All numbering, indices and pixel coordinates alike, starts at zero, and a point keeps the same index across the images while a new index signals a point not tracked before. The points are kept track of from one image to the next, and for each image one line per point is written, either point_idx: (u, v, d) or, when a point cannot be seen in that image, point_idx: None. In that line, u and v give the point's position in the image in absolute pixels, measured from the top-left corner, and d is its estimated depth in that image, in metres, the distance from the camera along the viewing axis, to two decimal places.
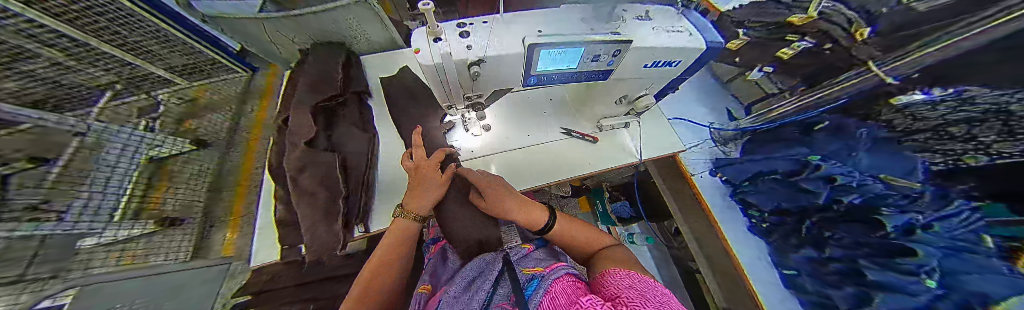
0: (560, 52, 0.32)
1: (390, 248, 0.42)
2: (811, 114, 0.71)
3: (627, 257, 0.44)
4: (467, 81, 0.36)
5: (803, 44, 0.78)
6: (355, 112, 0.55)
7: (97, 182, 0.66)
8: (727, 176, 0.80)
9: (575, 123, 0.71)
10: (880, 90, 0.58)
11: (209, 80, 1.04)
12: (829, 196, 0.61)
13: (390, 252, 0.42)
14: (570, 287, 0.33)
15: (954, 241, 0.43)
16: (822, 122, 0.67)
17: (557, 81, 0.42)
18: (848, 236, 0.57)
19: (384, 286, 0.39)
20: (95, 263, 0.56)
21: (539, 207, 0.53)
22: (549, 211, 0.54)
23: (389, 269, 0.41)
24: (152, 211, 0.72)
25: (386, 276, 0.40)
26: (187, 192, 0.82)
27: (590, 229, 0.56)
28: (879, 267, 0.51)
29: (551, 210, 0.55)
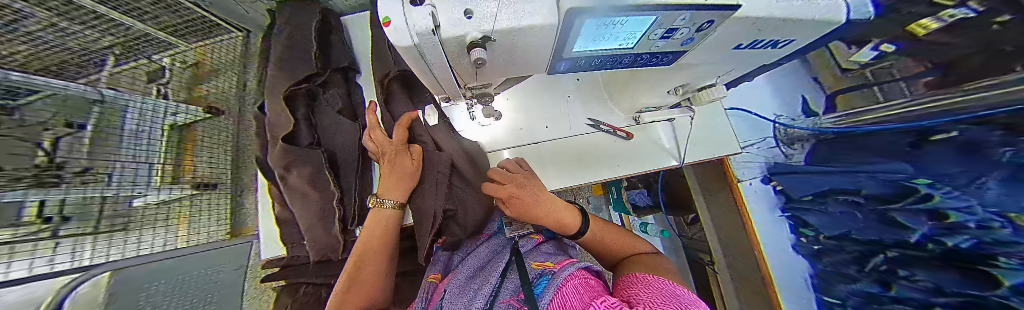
0: (619, 26, 0.19)
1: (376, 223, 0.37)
2: (924, 123, 0.47)
3: (663, 266, 0.34)
4: (468, 67, 0.24)
5: (959, 12, 0.42)
6: (342, 93, 0.45)
7: (129, 154, 0.57)
8: (783, 186, 0.74)
9: (608, 113, 0.59)
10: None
11: (210, 42, 0.74)
12: (927, 233, 0.47)
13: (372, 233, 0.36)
14: (583, 286, 0.28)
15: None
16: (947, 131, 0.44)
17: (598, 63, 0.29)
18: (931, 279, 0.46)
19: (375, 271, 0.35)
20: (144, 228, 0.55)
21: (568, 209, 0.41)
22: (582, 217, 0.42)
23: (379, 251, 0.36)
24: (189, 176, 0.65)
25: (377, 257, 0.35)
26: (214, 155, 0.72)
27: (621, 233, 0.45)
28: None
29: (583, 213, 0.42)
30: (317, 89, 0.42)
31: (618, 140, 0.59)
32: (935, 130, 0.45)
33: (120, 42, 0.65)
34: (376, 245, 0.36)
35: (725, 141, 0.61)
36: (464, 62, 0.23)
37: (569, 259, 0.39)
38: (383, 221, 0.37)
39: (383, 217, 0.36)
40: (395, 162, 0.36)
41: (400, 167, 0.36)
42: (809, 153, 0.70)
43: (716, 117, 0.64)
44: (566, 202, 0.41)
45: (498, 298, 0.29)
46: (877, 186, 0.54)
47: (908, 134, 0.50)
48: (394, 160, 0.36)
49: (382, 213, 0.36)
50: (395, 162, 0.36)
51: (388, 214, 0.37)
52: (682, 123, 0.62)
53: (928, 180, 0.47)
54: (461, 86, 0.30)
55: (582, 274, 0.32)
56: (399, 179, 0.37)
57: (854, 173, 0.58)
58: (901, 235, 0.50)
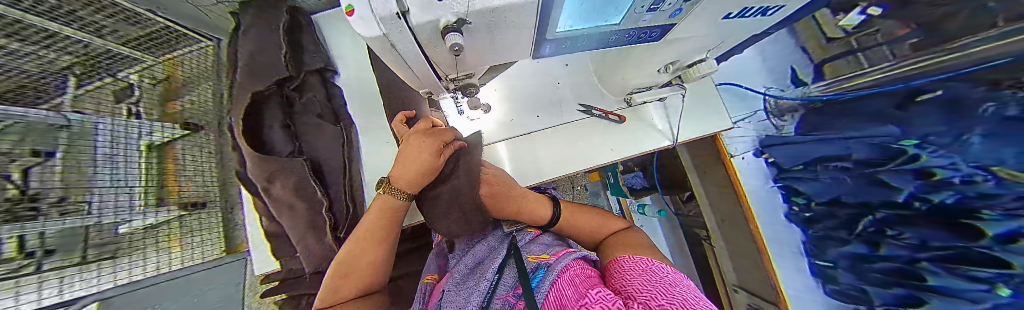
0: (602, 1, 0.17)
1: (380, 217, 0.33)
2: (914, 83, 0.47)
3: (642, 242, 0.39)
4: (449, 58, 0.23)
5: None
6: (322, 98, 0.45)
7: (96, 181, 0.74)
8: (775, 158, 0.75)
9: (599, 97, 0.58)
10: (1009, 52, 0.33)
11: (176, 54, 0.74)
12: (913, 193, 0.48)
13: (375, 226, 0.32)
14: (579, 275, 0.29)
15: None
16: (933, 91, 0.44)
17: (586, 42, 0.28)
18: (916, 235, 0.49)
19: (367, 265, 0.32)
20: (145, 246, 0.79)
21: (540, 199, 0.46)
22: (552, 201, 0.47)
23: (375, 246, 0.32)
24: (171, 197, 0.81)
25: (371, 253, 0.32)
26: (196, 173, 0.86)
27: (603, 214, 0.50)
28: (963, 277, 0.44)
29: (553, 199, 0.48)
30: (292, 94, 0.40)
31: (610, 124, 0.58)
32: (923, 90, 0.46)
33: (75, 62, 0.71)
34: (372, 240, 0.32)
35: (717, 116, 0.62)
36: (439, 49, 0.21)
37: (567, 249, 0.40)
38: (384, 213, 0.33)
39: (390, 209, 0.33)
40: (416, 150, 0.31)
41: (419, 156, 0.31)
42: (800, 123, 0.70)
43: (707, 94, 0.63)
44: (537, 196, 0.46)
45: (495, 294, 0.29)
46: (866, 151, 0.55)
47: (899, 97, 0.50)
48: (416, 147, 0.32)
49: (388, 204, 0.32)
50: (413, 149, 0.31)
51: (394, 207, 0.33)
52: (674, 102, 0.61)
53: (915, 141, 0.47)
54: (442, 79, 0.28)
55: (578, 264, 0.33)
56: (411, 168, 0.31)
57: (844, 139, 0.59)
58: (889, 196, 0.52)
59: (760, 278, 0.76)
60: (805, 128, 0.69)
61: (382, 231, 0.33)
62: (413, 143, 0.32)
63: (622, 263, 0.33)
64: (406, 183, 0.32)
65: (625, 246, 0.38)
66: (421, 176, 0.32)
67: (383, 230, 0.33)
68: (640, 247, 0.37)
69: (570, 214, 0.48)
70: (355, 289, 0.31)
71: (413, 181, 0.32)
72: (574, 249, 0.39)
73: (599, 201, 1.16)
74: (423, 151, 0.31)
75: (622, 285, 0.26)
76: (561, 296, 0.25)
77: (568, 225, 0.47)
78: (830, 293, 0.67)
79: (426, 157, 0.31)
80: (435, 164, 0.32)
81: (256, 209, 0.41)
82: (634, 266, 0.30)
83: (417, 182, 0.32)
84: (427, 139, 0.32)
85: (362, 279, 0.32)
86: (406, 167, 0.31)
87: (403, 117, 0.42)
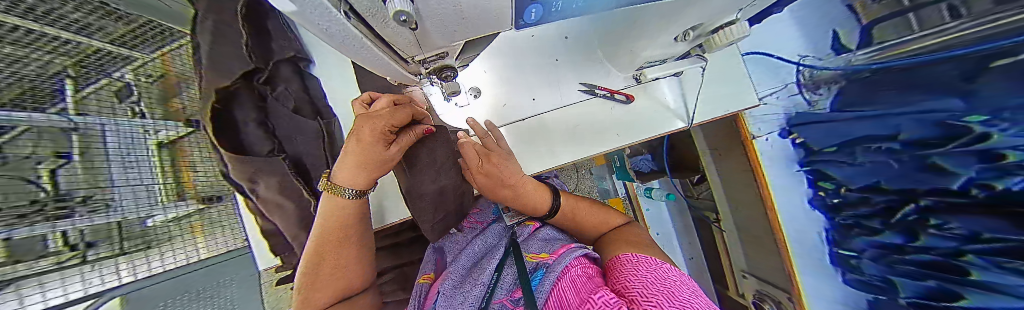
0: None
1: (333, 216, 0.31)
2: (988, 47, 0.38)
3: (646, 241, 0.39)
4: (400, 34, 0.17)
5: None
6: (299, 89, 0.40)
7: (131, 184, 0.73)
8: (805, 138, 0.67)
9: (603, 74, 0.52)
10: None
11: (168, 49, 0.75)
12: (973, 179, 0.40)
13: (331, 231, 0.31)
14: (583, 277, 0.28)
15: None
16: (1008, 56, 0.36)
17: (590, 5, 0.20)
18: (966, 226, 0.43)
19: (336, 275, 0.33)
20: (171, 241, 0.78)
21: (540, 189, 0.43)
22: (551, 192, 0.44)
23: (346, 245, 0.33)
24: None
25: (339, 260, 0.33)
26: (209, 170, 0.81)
27: (601, 208, 0.48)
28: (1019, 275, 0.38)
29: (554, 189, 0.45)
30: (263, 88, 0.37)
31: (618, 105, 0.53)
32: (1002, 53, 0.36)
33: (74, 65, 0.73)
34: (333, 250, 0.32)
35: (742, 92, 0.55)
36: (389, 25, 0.16)
37: (567, 245, 0.38)
38: (340, 210, 0.30)
39: (341, 211, 0.30)
40: (353, 140, 0.26)
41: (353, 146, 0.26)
42: (835, 99, 0.62)
43: (730, 66, 0.55)
44: (539, 186, 0.43)
45: (492, 298, 0.28)
46: (922, 129, 0.47)
47: (970, 63, 0.41)
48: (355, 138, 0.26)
49: (340, 203, 0.29)
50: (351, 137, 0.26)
51: (347, 204, 0.30)
52: (693, 77, 0.54)
53: (984, 117, 0.38)
54: (408, 61, 0.24)
55: (580, 263, 0.32)
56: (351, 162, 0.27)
57: (893, 116, 0.51)
58: (937, 181, 0.45)
59: (773, 264, 0.74)
60: (840, 105, 0.61)
61: (342, 235, 0.32)
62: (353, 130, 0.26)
63: (623, 264, 0.31)
64: (347, 178, 0.28)
65: (628, 244, 0.37)
66: (365, 170, 0.27)
67: (343, 233, 0.32)
68: (645, 246, 0.36)
69: (576, 205, 0.46)
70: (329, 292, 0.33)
71: (356, 176, 0.28)
72: (575, 246, 0.37)
73: (604, 183, 1.18)
74: (362, 140, 0.25)
75: (625, 288, 0.24)
76: (563, 302, 0.23)
77: (568, 219, 0.45)
78: (850, 282, 0.64)
79: (364, 147, 0.26)
80: (379, 155, 0.27)
81: (249, 209, 0.41)
82: (637, 267, 0.29)
83: (360, 177, 0.28)
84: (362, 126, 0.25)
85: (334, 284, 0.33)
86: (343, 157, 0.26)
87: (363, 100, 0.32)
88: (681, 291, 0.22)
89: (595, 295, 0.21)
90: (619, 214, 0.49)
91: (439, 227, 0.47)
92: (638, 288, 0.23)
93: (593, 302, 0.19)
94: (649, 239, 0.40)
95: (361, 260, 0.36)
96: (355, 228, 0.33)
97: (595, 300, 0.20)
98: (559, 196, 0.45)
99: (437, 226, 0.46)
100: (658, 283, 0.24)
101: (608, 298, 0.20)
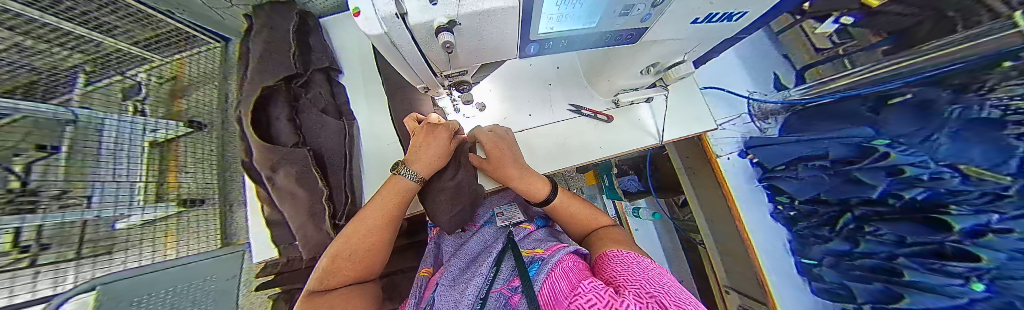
0: (589, 4, 0.20)
1: (390, 193, 0.36)
2: (888, 87, 0.52)
3: (626, 239, 0.43)
4: (439, 54, 0.24)
5: None
6: (327, 92, 0.49)
7: (114, 175, 0.68)
8: (759, 158, 0.78)
9: (588, 97, 0.61)
10: (985, 61, 0.37)
11: (186, 54, 0.80)
12: (886, 189, 0.52)
13: (388, 201, 0.35)
14: (571, 270, 0.30)
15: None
16: (902, 95, 0.50)
17: (569, 46, 0.29)
18: (893, 232, 0.53)
19: (363, 249, 0.33)
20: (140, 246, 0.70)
21: (540, 179, 0.47)
22: (551, 186, 0.48)
23: (378, 231, 0.34)
24: None
25: (374, 234, 0.34)
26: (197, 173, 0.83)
27: (589, 207, 0.52)
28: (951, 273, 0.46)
29: (553, 185, 0.48)
30: (299, 90, 0.45)
31: (597, 122, 0.61)
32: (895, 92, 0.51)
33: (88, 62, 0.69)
34: (376, 220, 0.34)
35: (703, 115, 0.65)
36: (437, 51, 0.24)
37: (559, 243, 0.42)
38: (399, 189, 0.36)
39: (402, 188, 0.36)
40: (431, 140, 0.38)
41: (434, 143, 0.38)
42: (782, 126, 0.75)
43: (691, 96, 0.66)
44: (538, 176, 0.48)
45: (491, 287, 0.30)
46: (844, 151, 0.59)
47: (872, 99, 0.55)
48: (424, 140, 0.39)
49: (401, 183, 0.36)
50: (431, 139, 0.38)
51: (406, 187, 0.36)
52: (659, 104, 0.65)
53: (886, 140, 0.51)
54: (436, 75, 0.31)
55: (570, 258, 0.35)
56: (429, 151, 0.38)
57: (820, 140, 0.64)
58: (865, 193, 0.56)
59: (751, 280, 0.78)
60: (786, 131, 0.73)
61: (392, 207, 0.35)
62: (429, 135, 0.39)
63: (610, 258, 0.34)
64: (421, 165, 0.37)
65: (613, 241, 0.41)
66: (436, 158, 0.38)
67: (394, 207, 0.35)
68: (628, 245, 0.40)
69: (570, 203, 0.50)
70: (348, 276, 0.31)
71: (430, 164, 0.38)
72: (566, 244, 0.41)
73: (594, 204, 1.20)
74: (438, 139, 0.39)
75: (612, 279, 0.26)
76: (554, 290, 0.25)
77: (560, 216, 0.49)
78: (817, 292, 0.70)
79: (438, 145, 0.38)
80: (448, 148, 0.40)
81: (259, 197, 0.43)
82: (620, 260, 0.32)
83: (432, 166, 0.38)
84: (437, 132, 0.39)
85: (358, 266, 0.32)
86: (425, 150, 0.37)
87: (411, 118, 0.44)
88: (654, 274, 0.25)
89: (583, 282, 0.22)
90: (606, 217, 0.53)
91: (456, 220, 0.49)
92: (623, 276, 0.24)
93: (581, 288, 0.20)
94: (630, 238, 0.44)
95: (386, 239, 0.36)
96: (401, 205, 0.36)
97: (584, 285, 0.21)
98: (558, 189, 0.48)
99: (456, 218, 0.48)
100: (635, 269, 0.26)
101: (596, 282, 0.21)
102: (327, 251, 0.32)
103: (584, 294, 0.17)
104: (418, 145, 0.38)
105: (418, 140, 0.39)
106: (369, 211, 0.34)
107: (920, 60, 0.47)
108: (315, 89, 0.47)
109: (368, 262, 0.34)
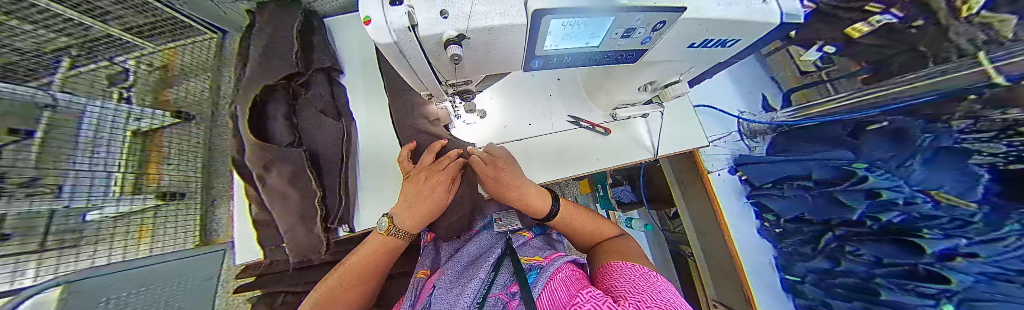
0: (593, 25, 0.21)
1: (380, 248, 0.37)
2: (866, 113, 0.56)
3: (632, 250, 0.42)
4: (445, 64, 0.25)
5: (884, 18, 0.57)
6: (327, 92, 0.49)
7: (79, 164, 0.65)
8: (748, 175, 0.79)
9: (586, 109, 0.63)
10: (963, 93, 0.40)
11: (177, 44, 0.77)
12: (864, 211, 0.56)
13: (377, 255, 0.37)
14: (570, 278, 0.31)
15: (986, 268, 0.43)
16: (879, 122, 0.54)
17: (572, 63, 0.30)
18: (870, 252, 0.57)
19: (353, 295, 0.35)
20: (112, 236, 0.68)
21: (541, 192, 0.46)
22: (553, 198, 0.47)
23: (366, 280, 0.36)
24: None
25: (365, 279, 0.36)
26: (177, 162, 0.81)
27: (596, 219, 0.52)
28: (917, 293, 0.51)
29: (554, 195, 0.48)
30: (298, 88, 0.45)
31: (597, 134, 0.63)
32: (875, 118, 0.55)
33: (72, 46, 0.68)
34: (368, 267, 0.36)
35: (696, 132, 0.68)
36: (444, 61, 0.24)
37: (556, 253, 0.42)
38: (389, 243, 0.38)
39: (392, 246, 0.38)
40: (425, 187, 0.39)
41: (426, 199, 0.39)
42: (769, 145, 0.77)
43: (685, 113, 0.69)
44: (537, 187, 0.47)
45: (488, 291, 0.29)
46: (827, 172, 0.62)
47: (852, 124, 0.59)
48: (417, 192, 0.39)
49: (391, 240, 0.38)
50: (423, 195, 0.39)
51: (396, 242, 0.38)
52: (655, 119, 0.67)
53: (865, 164, 0.56)
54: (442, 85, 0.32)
55: (569, 267, 0.35)
56: (423, 203, 0.39)
57: (806, 161, 0.66)
58: (847, 214, 0.59)
59: (739, 296, 0.79)
60: (773, 150, 0.76)
61: (380, 259, 0.37)
62: (421, 190, 0.39)
63: (613, 267, 0.34)
64: (412, 223, 0.38)
65: (617, 253, 0.41)
66: (428, 212, 0.40)
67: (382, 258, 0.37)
68: (637, 256, 0.40)
69: (575, 214, 0.50)
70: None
71: (422, 218, 0.39)
72: (563, 253, 0.41)
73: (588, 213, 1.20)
74: (430, 191, 0.40)
75: (614, 291, 0.25)
76: (552, 299, 0.25)
77: (566, 227, 0.49)
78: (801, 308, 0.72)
79: (432, 192, 0.40)
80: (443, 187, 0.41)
81: (247, 196, 0.42)
82: (624, 269, 0.31)
83: (423, 221, 0.40)
84: (432, 178, 0.40)
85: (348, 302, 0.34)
86: (416, 210, 0.38)
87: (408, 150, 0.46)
88: (656, 286, 0.24)
89: (582, 291, 0.22)
90: (611, 226, 0.53)
91: (456, 227, 0.51)
92: (625, 288, 0.23)
93: (579, 297, 0.20)
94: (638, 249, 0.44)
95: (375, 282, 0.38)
96: (388, 258, 0.39)
97: (582, 294, 0.21)
98: (559, 200, 0.48)
99: (456, 224, 0.51)
100: (637, 280, 0.26)
101: (594, 292, 0.21)
102: (318, 288, 0.33)
103: (583, 305, 0.17)
104: (411, 199, 0.39)
105: (410, 191, 0.39)
106: (364, 261, 0.36)
107: (896, 90, 0.51)
108: (315, 88, 0.47)
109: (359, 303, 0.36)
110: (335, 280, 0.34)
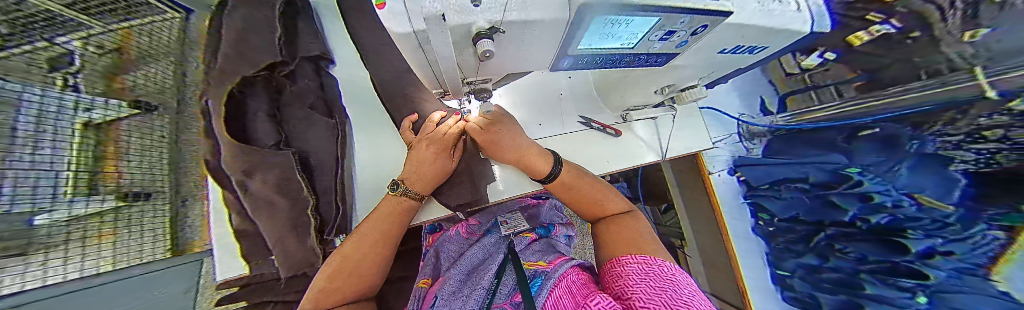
0: (641, 24, 0.18)
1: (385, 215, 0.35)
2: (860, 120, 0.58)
3: (645, 234, 0.33)
4: (468, 60, 0.22)
5: (883, 28, 0.55)
6: (315, 86, 0.44)
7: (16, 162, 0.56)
8: (746, 176, 0.84)
9: (597, 110, 0.61)
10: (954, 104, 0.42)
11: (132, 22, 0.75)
12: (856, 213, 0.59)
13: (384, 220, 0.34)
14: (574, 284, 0.27)
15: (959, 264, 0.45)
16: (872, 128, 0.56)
17: (601, 65, 0.28)
18: (857, 250, 0.60)
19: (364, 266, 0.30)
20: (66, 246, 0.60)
21: (539, 151, 0.41)
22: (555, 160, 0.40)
23: (376, 246, 0.32)
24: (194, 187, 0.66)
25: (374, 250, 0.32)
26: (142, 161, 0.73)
27: (600, 187, 0.41)
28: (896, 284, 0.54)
29: (555, 157, 0.41)
30: (283, 80, 0.40)
31: (608, 136, 0.61)
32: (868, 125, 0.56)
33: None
34: (375, 238, 0.32)
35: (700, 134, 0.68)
36: (467, 57, 0.21)
37: (562, 257, 0.40)
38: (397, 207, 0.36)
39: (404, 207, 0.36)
40: (423, 146, 0.38)
41: (427, 155, 0.38)
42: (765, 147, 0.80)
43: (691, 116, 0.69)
44: (538, 148, 0.42)
45: (491, 302, 0.27)
46: (823, 175, 0.66)
47: (846, 130, 0.61)
48: (416, 153, 0.39)
49: (397, 200, 0.36)
50: (421, 155, 0.38)
51: (403, 202, 0.36)
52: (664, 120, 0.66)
53: (859, 169, 0.59)
54: (460, 82, 0.30)
55: (574, 271, 0.33)
56: (425, 164, 0.38)
57: (802, 165, 0.70)
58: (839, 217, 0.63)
59: None
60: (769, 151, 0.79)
61: (391, 224, 0.34)
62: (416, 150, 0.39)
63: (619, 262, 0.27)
64: (418, 181, 0.37)
65: (622, 242, 0.31)
66: (428, 169, 0.38)
67: (392, 223, 0.35)
68: (641, 240, 0.31)
69: (579, 180, 0.41)
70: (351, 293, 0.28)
71: (426, 178, 0.38)
72: (568, 257, 0.40)
73: None
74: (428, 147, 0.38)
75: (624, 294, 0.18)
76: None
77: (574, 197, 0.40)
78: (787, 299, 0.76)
79: (431, 149, 0.38)
80: (443, 145, 0.39)
81: (226, 204, 0.37)
82: (630, 263, 0.25)
83: (427, 181, 0.39)
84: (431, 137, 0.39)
85: (359, 281, 0.29)
86: (421, 168, 0.37)
87: (409, 121, 0.46)
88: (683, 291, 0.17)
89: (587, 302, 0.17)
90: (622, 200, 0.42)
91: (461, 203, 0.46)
92: (639, 290, 0.17)
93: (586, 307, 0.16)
94: (647, 230, 0.34)
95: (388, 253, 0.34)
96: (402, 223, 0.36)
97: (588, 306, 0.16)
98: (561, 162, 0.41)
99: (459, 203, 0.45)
100: (654, 279, 0.19)
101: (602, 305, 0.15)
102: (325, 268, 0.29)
103: None
104: (412, 159, 0.39)
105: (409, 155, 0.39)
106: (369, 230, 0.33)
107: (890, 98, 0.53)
108: (301, 80, 0.42)
109: (368, 281, 0.30)
110: (341, 257, 0.29)
